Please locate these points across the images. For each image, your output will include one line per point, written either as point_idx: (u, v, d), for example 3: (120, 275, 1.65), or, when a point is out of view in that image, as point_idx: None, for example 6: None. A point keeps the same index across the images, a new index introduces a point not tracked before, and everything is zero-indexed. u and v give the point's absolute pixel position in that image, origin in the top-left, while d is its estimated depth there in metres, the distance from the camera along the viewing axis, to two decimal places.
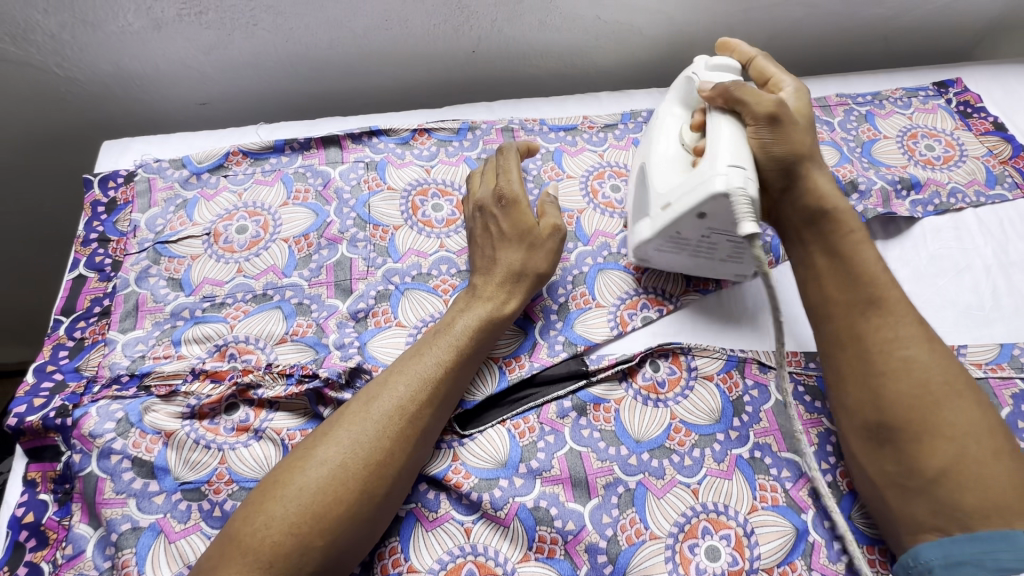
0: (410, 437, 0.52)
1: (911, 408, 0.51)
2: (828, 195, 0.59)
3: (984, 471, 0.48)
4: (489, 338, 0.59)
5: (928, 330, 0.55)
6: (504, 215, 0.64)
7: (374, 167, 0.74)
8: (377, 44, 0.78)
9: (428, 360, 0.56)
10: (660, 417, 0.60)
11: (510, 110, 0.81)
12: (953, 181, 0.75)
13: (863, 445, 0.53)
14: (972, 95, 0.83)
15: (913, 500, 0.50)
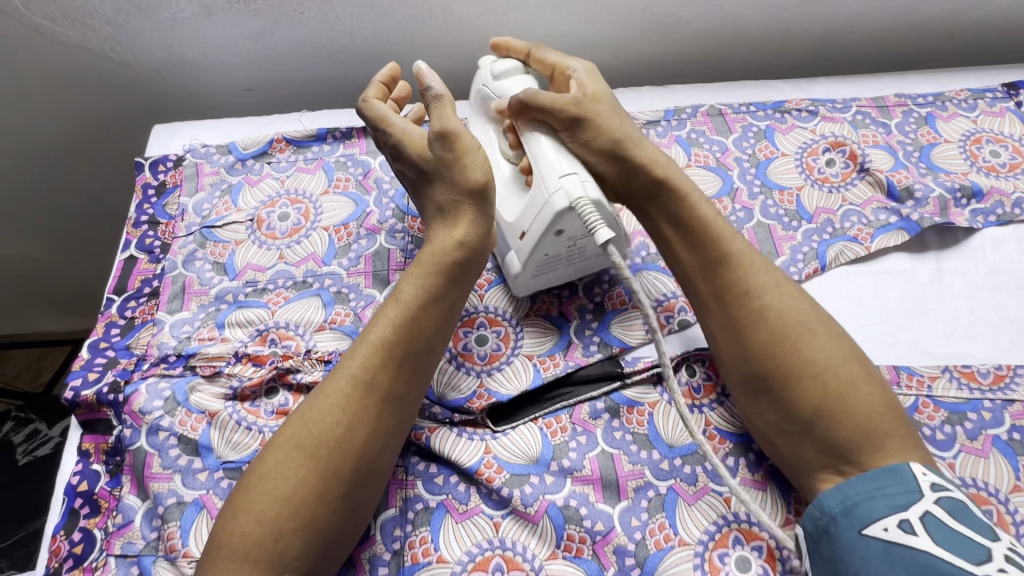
0: (371, 410, 0.50)
1: (771, 359, 0.52)
2: (657, 165, 0.58)
3: (848, 401, 0.50)
4: (439, 282, 0.54)
5: (774, 274, 0.56)
6: (403, 162, 0.58)
7: None
8: (420, 34, 0.78)
9: (386, 320, 0.54)
10: (694, 423, 0.59)
11: None
12: (1019, 190, 0.71)
13: (744, 397, 0.55)
14: None
15: (800, 443, 0.51)
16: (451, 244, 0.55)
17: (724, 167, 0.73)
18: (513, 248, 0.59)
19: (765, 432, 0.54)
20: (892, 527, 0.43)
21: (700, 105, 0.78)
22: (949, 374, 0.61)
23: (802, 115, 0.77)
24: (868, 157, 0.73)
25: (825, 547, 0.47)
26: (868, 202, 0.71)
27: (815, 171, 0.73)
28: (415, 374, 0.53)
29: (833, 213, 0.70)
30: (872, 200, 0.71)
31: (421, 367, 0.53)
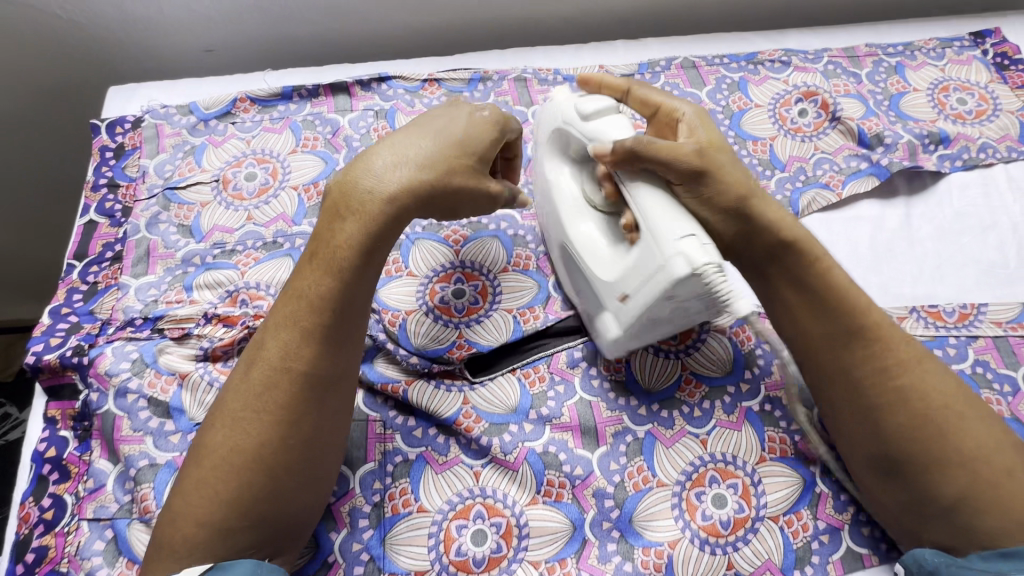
0: (285, 390, 0.47)
1: (907, 444, 0.49)
2: (787, 227, 0.52)
3: (1003, 492, 0.46)
4: (348, 247, 0.49)
5: (912, 348, 0.51)
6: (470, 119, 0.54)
7: (384, 116, 0.72)
8: None
9: (290, 295, 0.49)
10: (671, 368, 0.60)
11: (523, 58, 0.78)
12: (984, 136, 0.73)
13: (871, 477, 0.51)
14: (1010, 45, 0.79)
15: (932, 524, 0.49)
16: (358, 201, 0.49)
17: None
18: (609, 308, 0.54)
19: (890, 511, 0.51)
20: None
21: (673, 58, 0.78)
22: (916, 314, 0.62)
23: (775, 66, 0.77)
24: (839, 106, 0.74)
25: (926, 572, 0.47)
26: (839, 150, 0.71)
27: (788, 122, 0.73)
28: (330, 345, 0.48)
29: (805, 161, 0.71)
30: (844, 148, 0.72)
31: (339, 336, 0.49)
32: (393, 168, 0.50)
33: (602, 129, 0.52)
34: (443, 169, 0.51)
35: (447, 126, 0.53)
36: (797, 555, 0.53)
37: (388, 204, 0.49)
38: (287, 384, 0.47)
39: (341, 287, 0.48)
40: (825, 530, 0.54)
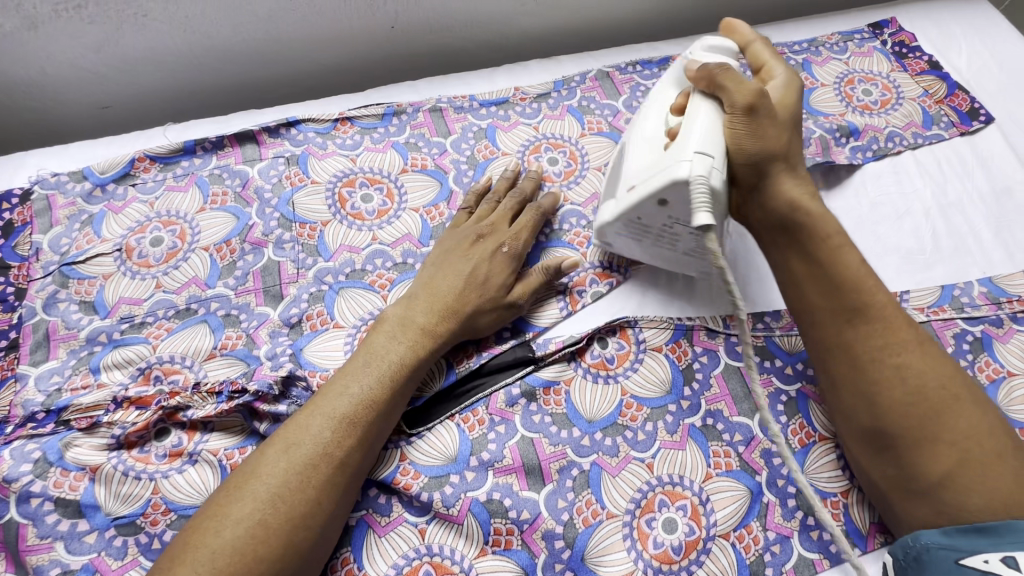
0: (326, 475, 0.48)
1: (903, 411, 0.50)
2: (798, 201, 0.55)
3: (992, 472, 0.47)
4: (397, 364, 0.54)
5: (916, 331, 0.53)
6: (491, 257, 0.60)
7: (296, 161, 0.69)
8: (287, 28, 0.73)
9: (340, 391, 0.52)
10: (611, 394, 0.59)
11: (437, 87, 0.76)
12: (891, 125, 0.75)
13: (862, 449, 0.53)
14: (906, 34, 0.82)
15: (916, 504, 0.49)
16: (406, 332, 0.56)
17: (617, 131, 0.73)
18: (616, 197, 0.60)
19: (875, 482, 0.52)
20: (995, 560, 0.43)
21: (587, 72, 0.77)
22: None
23: None
24: None
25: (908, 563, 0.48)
26: None
27: None
28: (373, 447, 0.52)
29: None
30: None
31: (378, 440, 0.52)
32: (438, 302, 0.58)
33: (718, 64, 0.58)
34: (469, 304, 0.58)
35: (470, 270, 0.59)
36: (750, 570, 0.53)
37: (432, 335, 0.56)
38: (330, 469, 0.49)
39: (389, 397, 0.53)
40: (776, 540, 0.54)
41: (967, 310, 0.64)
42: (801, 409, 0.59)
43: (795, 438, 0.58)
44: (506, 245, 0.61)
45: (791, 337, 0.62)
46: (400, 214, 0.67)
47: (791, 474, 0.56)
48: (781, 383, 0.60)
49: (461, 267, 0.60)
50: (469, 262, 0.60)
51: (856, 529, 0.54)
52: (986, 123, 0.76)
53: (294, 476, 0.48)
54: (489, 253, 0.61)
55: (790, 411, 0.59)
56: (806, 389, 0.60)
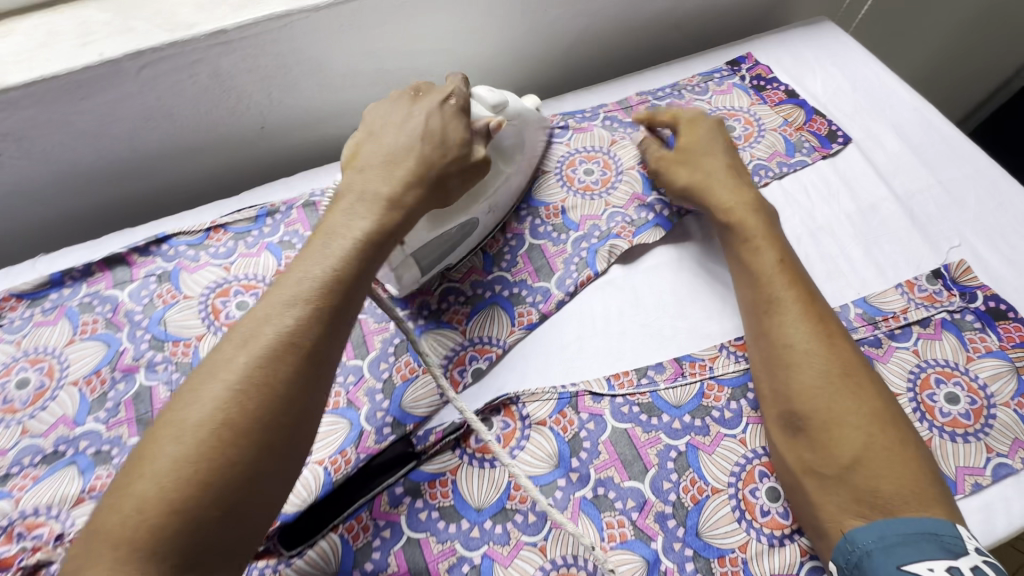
0: (288, 369, 0.45)
1: (817, 396, 0.53)
2: (726, 209, 0.66)
3: (897, 460, 0.50)
4: (362, 238, 0.52)
5: (827, 325, 0.58)
6: (436, 115, 0.60)
7: (167, 278, 0.68)
8: (154, 144, 0.74)
9: (299, 279, 0.49)
10: (497, 478, 0.57)
11: (312, 179, 0.78)
12: (756, 158, 0.77)
13: (782, 435, 0.55)
14: (762, 68, 0.86)
15: (833, 488, 0.51)
16: (354, 197, 0.55)
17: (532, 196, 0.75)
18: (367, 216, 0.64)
19: (793, 470, 0.54)
20: (938, 569, 0.43)
21: None
22: (725, 350, 0.64)
23: (557, 131, 0.80)
24: (619, 162, 0.77)
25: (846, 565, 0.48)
26: (629, 201, 0.74)
27: (576, 183, 0.76)
28: (334, 333, 0.49)
29: (598, 218, 0.73)
30: (634, 198, 0.74)
31: (339, 325, 0.49)
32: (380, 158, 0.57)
33: (484, 95, 0.64)
34: (420, 158, 0.57)
35: (411, 121, 0.59)
36: None
37: (394, 205, 0.55)
38: (291, 364, 0.45)
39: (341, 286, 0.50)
40: None
41: None
42: (692, 464, 0.58)
43: (688, 495, 0.57)
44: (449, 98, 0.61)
45: (676, 388, 0.62)
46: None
47: (688, 535, 0.55)
48: (669, 439, 0.59)
49: (399, 120, 0.60)
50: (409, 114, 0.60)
51: None
52: (845, 144, 0.78)
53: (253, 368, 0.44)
54: (433, 105, 0.60)
55: (680, 467, 0.58)
56: (694, 441, 0.59)
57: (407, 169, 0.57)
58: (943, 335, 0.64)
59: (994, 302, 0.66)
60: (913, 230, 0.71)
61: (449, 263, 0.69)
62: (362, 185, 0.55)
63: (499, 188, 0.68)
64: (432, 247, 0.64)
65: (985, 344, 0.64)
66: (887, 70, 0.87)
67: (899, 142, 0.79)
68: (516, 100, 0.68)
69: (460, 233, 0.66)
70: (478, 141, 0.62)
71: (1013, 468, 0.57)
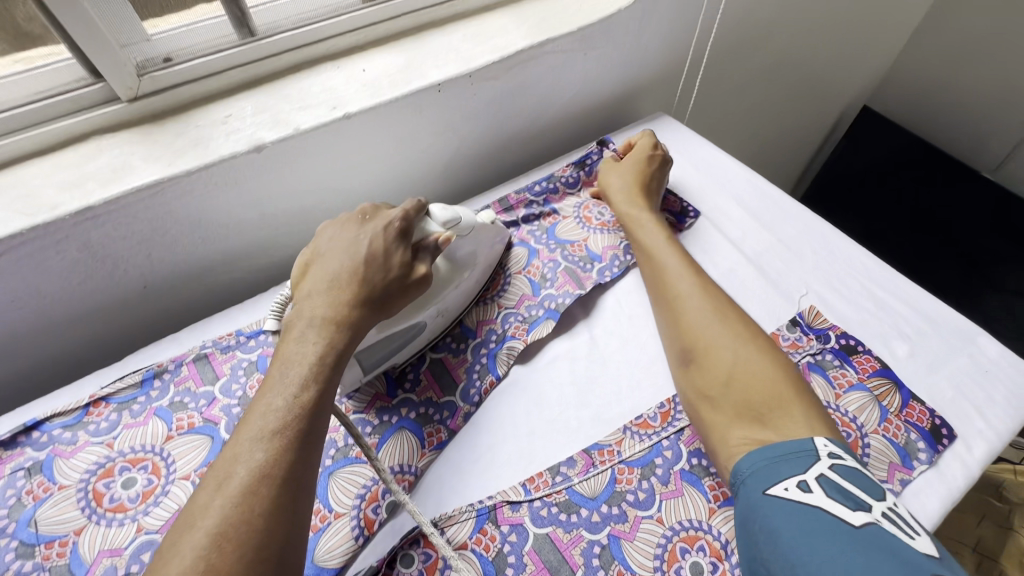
0: (265, 501, 0.45)
1: (699, 332, 0.66)
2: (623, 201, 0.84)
3: (763, 377, 0.59)
4: (315, 363, 0.54)
5: (703, 279, 0.71)
6: (383, 238, 0.62)
7: (39, 469, 0.63)
8: (19, 323, 0.70)
9: (261, 413, 0.50)
10: None
11: (204, 329, 0.76)
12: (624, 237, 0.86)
13: (680, 373, 0.66)
14: None
15: (718, 407, 0.60)
16: (301, 324, 0.56)
17: None
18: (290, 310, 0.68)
19: (691, 398, 0.64)
20: (791, 487, 0.48)
21: None
22: (628, 431, 0.67)
23: None
24: (506, 266, 0.83)
25: (754, 554, 0.47)
26: (520, 301, 0.79)
27: None
28: (305, 458, 0.49)
29: (493, 322, 0.77)
30: (524, 297, 0.79)
31: (307, 451, 0.49)
32: (330, 288, 0.59)
33: (437, 212, 0.67)
34: (368, 284, 0.59)
35: (355, 244, 0.62)
36: None
37: (341, 325, 0.57)
38: (268, 497, 0.45)
39: (308, 411, 0.51)
40: None
41: None
42: (617, 555, 0.59)
43: None
44: (393, 221, 0.64)
45: (589, 479, 0.63)
46: (167, 491, 0.62)
47: None
48: (591, 534, 0.60)
49: (344, 243, 0.62)
50: (353, 236, 0.63)
51: None
52: (697, 217, 0.90)
53: (232, 507, 0.44)
54: (377, 227, 0.63)
55: (606, 562, 0.58)
56: (615, 531, 0.60)
57: (352, 293, 0.58)
58: (811, 378, 0.72)
59: (844, 339, 0.75)
60: (768, 287, 0.81)
61: (397, 361, 0.71)
62: (309, 312, 0.57)
63: (449, 294, 0.71)
64: (376, 347, 0.66)
65: (846, 379, 0.71)
66: (721, 150, 1.02)
67: (741, 211, 0.91)
68: (471, 213, 0.72)
69: (409, 333, 0.69)
70: (423, 257, 0.65)
71: (895, 490, 0.63)
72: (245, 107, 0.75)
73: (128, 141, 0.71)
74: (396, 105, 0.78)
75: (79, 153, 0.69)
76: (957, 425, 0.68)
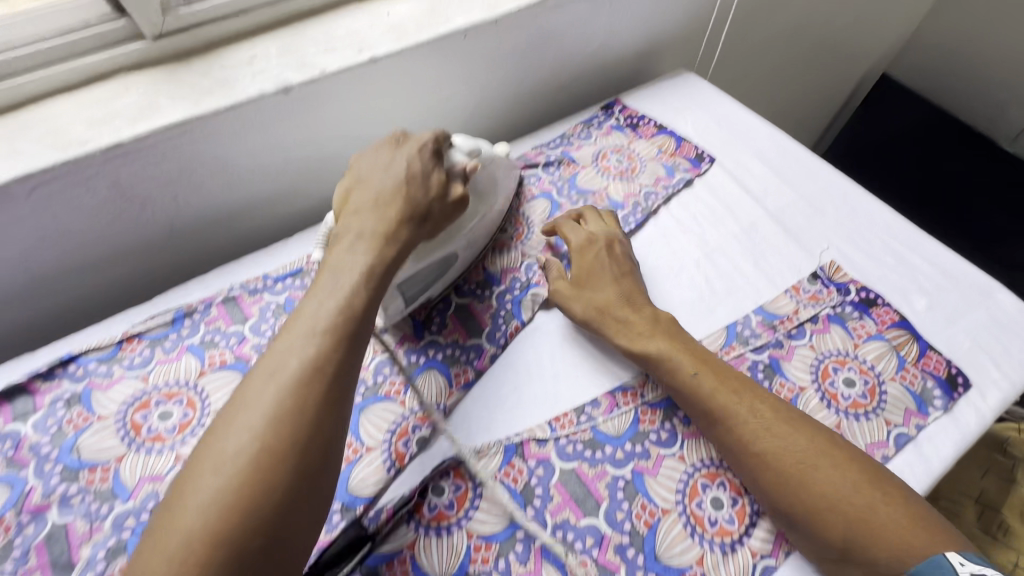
0: (315, 394, 0.47)
1: (744, 431, 0.58)
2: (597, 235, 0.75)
3: (844, 497, 0.53)
4: (364, 271, 0.55)
5: (688, 365, 0.63)
6: (418, 159, 0.63)
7: (77, 400, 0.64)
8: (50, 262, 0.70)
9: (313, 314, 0.51)
10: (456, 544, 0.57)
11: (230, 273, 0.77)
12: (644, 186, 0.87)
13: (727, 453, 0.60)
14: (631, 109, 0.99)
15: (798, 527, 0.55)
16: (347, 236, 0.57)
17: None
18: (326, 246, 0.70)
19: (759, 499, 0.58)
20: None
21: None
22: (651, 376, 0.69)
23: None
24: (529, 217, 0.83)
25: None
26: (544, 250, 0.79)
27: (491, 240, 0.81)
28: (353, 360, 0.51)
29: (517, 271, 0.77)
30: (548, 247, 0.80)
31: (355, 354, 0.51)
32: (371, 205, 0.59)
33: (461, 143, 0.68)
34: (407, 200, 0.60)
35: (392, 165, 0.62)
36: None
37: (387, 236, 0.58)
38: (318, 390, 0.47)
39: (353, 316, 0.52)
40: None
41: (751, 342, 0.71)
42: (640, 489, 0.61)
43: (641, 521, 0.59)
44: (424, 142, 0.64)
45: (613, 419, 0.65)
46: (204, 423, 0.64)
47: (647, 561, 0.57)
48: (615, 470, 0.62)
49: (381, 164, 0.63)
50: (390, 158, 0.63)
51: None
52: (712, 163, 0.91)
53: (284, 396, 0.46)
54: (409, 148, 0.64)
55: (630, 495, 0.60)
56: (638, 467, 0.62)
57: (395, 209, 0.59)
58: (831, 328, 0.73)
59: (864, 292, 0.76)
60: (790, 241, 0.81)
61: (430, 295, 0.73)
62: (356, 224, 0.58)
63: (479, 225, 0.72)
64: (415, 278, 0.67)
65: (865, 330, 0.73)
66: (743, 108, 1.01)
67: (764, 168, 0.91)
68: (489, 145, 0.73)
69: (444, 264, 0.70)
70: (459, 180, 0.66)
71: (910, 435, 0.65)
72: (269, 48, 0.74)
73: (154, 80, 0.70)
74: (422, 50, 0.77)
75: (106, 90, 0.69)
76: (973, 375, 0.69)
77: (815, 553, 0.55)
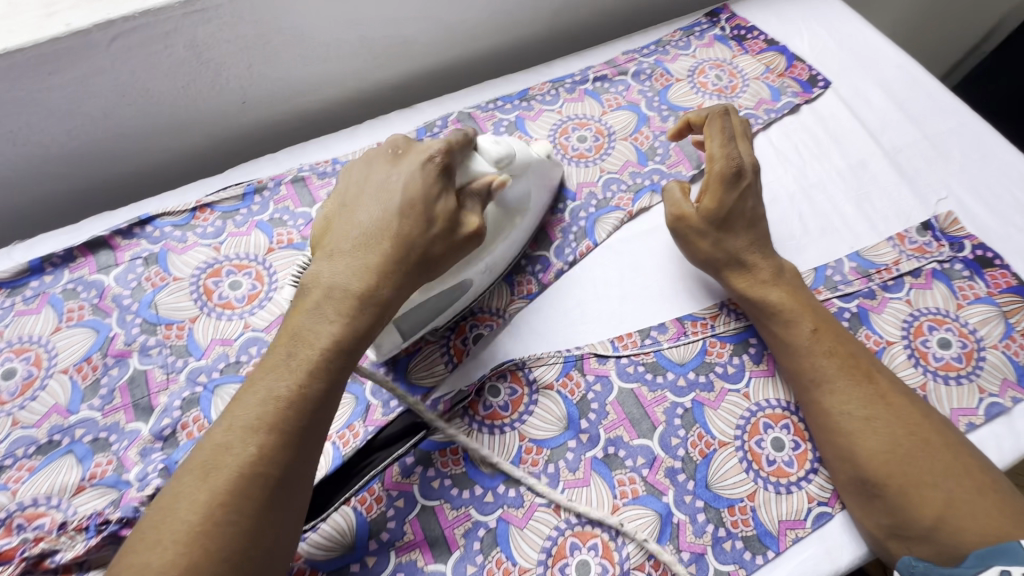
0: (258, 494, 0.42)
1: (851, 400, 0.55)
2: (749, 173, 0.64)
3: (948, 479, 0.50)
4: (278, 448, 0.44)
5: (810, 319, 0.59)
6: (433, 180, 0.52)
7: (154, 260, 0.66)
8: (128, 120, 0.70)
9: (201, 517, 0.40)
10: (509, 443, 0.57)
11: (298, 154, 0.75)
12: (744, 107, 0.78)
13: (814, 421, 0.56)
14: (740, 18, 0.87)
15: (873, 504, 0.52)
16: (330, 267, 0.49)
17: None
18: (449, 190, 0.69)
19: (835, 466, 0.55)
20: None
21: (448, 115, 0.78)
22: (725, 309, 0.65)
23: (547, 99, 0.79)
24: (612, 128, 0.77)
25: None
26: (623, 167, 0.74)
27: (569, 149, 0.75)
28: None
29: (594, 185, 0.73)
30: (628, 164, 0.74)
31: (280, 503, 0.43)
32: (357, 246, 0.50)
33: (486, 147, 0.57)
34: (404, 232, 0.50)
35: (387, 188, 0.52)
36: None
37: (365, 302, 0.49)
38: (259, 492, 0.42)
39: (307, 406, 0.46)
40: (690, 560, 0.53)
41: (840, 288, 0.66)
42: (699, 419, 0.59)
43: (696, 450, 0.57)
44: (431, 154, 0.52)
45: (679, 347, 0.63)
46: None
47: (698, 488, 0.56)
48: (676, 397, 0.60)
49: (373, 188, 0.53)
50: (385, 179, 0.53)
51: (767, 529, 0.54)
52: (826, 89, 0.80)
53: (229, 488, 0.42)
54: (410, 164, 0.52)
55: (688, 423, 0.59)
56: (700, 398, 0.60)
57: (381, 256, 0.49)
58: (934, 285, 0.66)
59: (981, 250, 0.68)
60: (901, 184, 0.73)
61: (438, 324, 0.62)
62: (331, 252, 0.50)
63: (500, 245, 0.61)
64: (418, 309, 0.58)
65: (974, 292, 0.65)
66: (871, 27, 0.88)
67: (886, 100, 0.80)
68: (521, 148, 0.61)
69: (453, 295, 0.60)
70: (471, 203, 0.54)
71: (1004, 407, 0.60)
72: None
73: None
74: None
75: None
76: None
77: (878, 528, 0.52)
